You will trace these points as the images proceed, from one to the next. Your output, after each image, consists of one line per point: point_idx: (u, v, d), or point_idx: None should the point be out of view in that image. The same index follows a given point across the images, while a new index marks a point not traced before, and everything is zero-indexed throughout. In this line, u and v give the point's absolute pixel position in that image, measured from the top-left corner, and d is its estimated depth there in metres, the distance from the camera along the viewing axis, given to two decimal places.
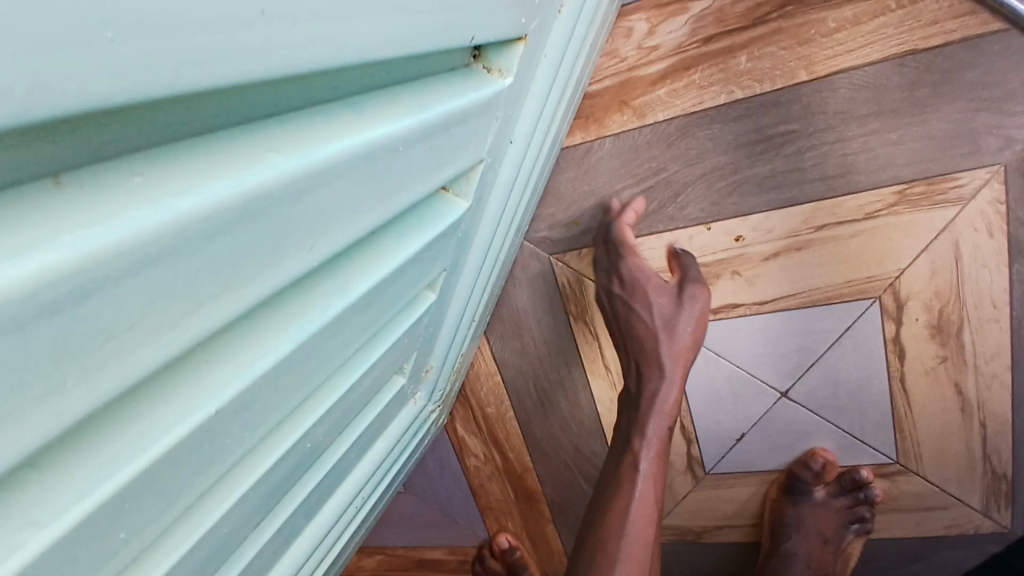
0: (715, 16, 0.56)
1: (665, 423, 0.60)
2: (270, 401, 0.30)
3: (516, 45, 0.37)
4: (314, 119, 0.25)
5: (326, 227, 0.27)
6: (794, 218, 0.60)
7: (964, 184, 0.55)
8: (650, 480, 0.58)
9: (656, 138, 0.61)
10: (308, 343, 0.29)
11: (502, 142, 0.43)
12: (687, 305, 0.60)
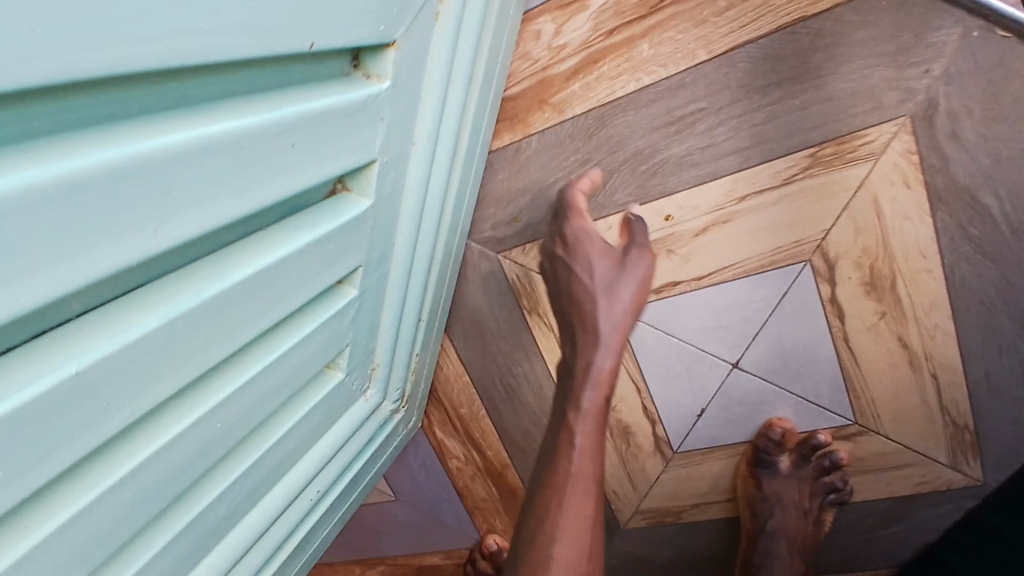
0: (615, 10, 0.59)
1: (602, 394, 0.54)
2: (157, 371, 0.32)
3: (387, 50, 0.41)
4: (165, 117, 0.28)
5: (192, 208, 0.30)
6: (716, 192, 0.62)
7: (873, 140, 0.57)
8: (588, 453, 0.53)
9: (578, 131, 0.64)
10: (187, 319, 0.32)
11: (403, 144, 0.47)
12: (630, 267, 0.56)
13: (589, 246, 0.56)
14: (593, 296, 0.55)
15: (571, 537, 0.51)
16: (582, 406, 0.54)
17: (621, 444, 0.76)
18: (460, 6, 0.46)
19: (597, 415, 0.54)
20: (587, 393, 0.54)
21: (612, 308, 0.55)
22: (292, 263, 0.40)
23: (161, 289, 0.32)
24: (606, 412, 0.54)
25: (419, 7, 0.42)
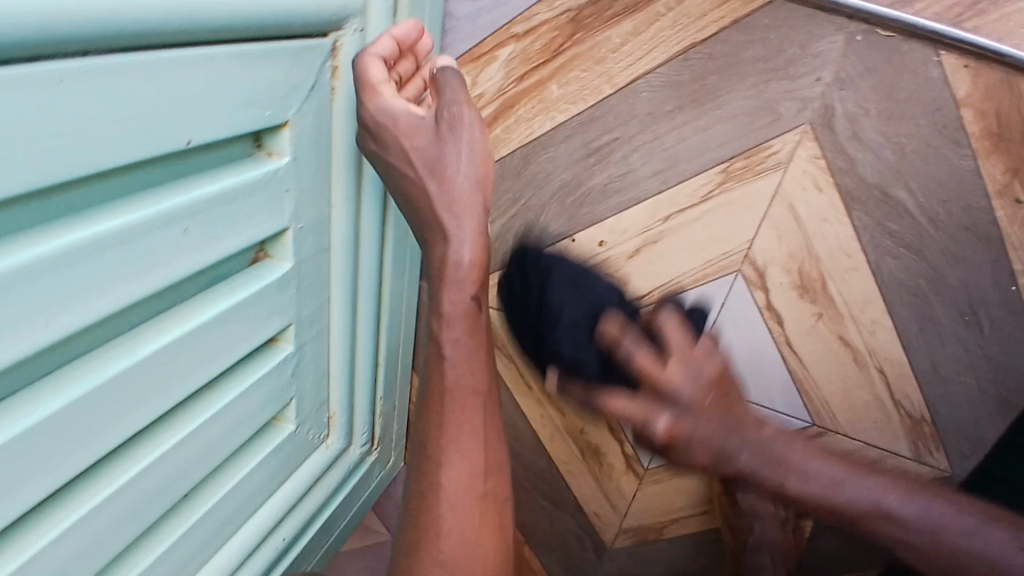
0: (522, 56, 0.62)
1: (466, 290, 0.54)
2: (73, 444, 0.36)
3: (282, 129, 0.45)
4: (50, 227, 0.32)
5: (81, 299, 0.34)
6: (642, 214, 0.64)
7: (778, 150, 0.59)
8: (463, 364, 0.54)
9: (506, 171, 0.67)
10: (95, 394, 0.36)
11: (319, 209, 0.50)
12: (452, 138, 0.53)
13: (396, 126, 0.50)
14: (421, 174, 0.52)
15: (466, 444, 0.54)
16: (445, 311, 0.54)
17: (595, 465, 0.78)
18: (357, 76, 0.50)
19: (467, 325, 0.54)
20: (449, 294, 0.54)
21: (449, 193, 0.53)
22: (211, 331, 0.43)
23: (67, 369, 0.36)
24: (476, 310, 0.54)
25: (309, 86, 0.45)
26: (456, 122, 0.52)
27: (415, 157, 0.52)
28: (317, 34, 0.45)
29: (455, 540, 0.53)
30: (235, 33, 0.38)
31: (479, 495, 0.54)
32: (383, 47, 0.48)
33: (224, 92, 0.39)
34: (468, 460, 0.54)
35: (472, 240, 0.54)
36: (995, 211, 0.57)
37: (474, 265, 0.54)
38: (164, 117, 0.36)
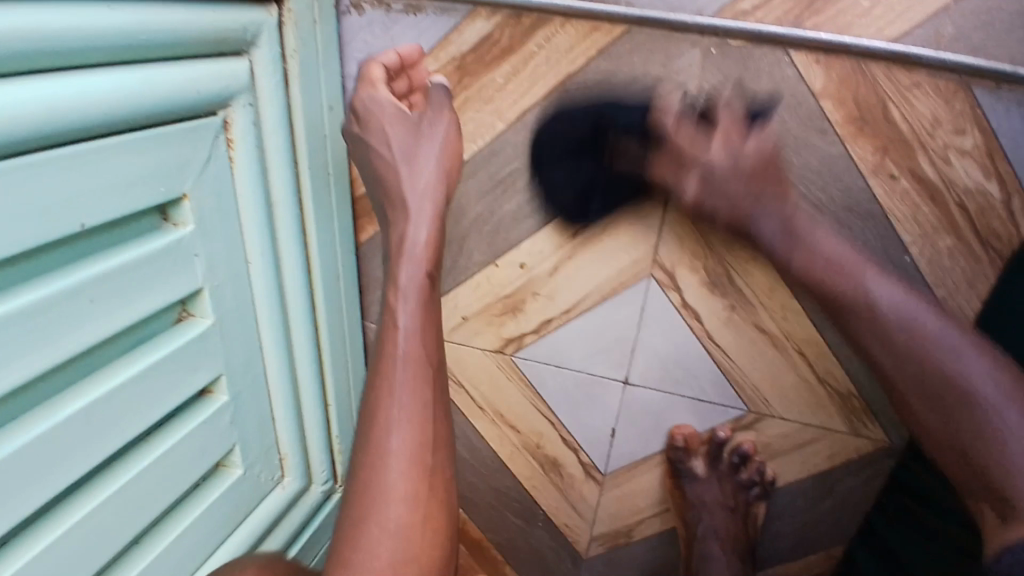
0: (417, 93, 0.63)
1: (422, 266, 0.59)
2: (11, 497, 0.41)
3: (183, 202, 0.51)
4: None
5: (3, 366, 0.39)
6: (554, 234, 0.69)
7: (662, 160, 0.63)
8: (417, 332, 0.57)
9: None
10: (26, 450, 0.41)
11: (235, 265, 0.56)
12: (427, 134, 0.60)
13: (382, 115, 0.58)
14: (394, 160, 0.60)
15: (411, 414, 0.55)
16: (400, 283, 0.58)
17: (556, 476, 0.81)
18: (254, 144, 0.56)
19: (420, 293, 0.59)
20: (404, 269, 0.59)
21: (416, 176, 0.60)
22: (137, 387, 0.49)
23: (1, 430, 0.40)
24: (427, 286, 0.59)
25: (204, 160, 0.51)
26: (433, 125, 0.59)
27: (392, 145, 0.59)
28: (206, 114, 0.51)
29: (405, 506, 0.52)
30: (130, 126, 0.44)
31: (421, 465, 0.54)
32: (389, 57, 0.60)
33: (127, 176, 0.45)
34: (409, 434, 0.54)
35: (427, 222, 0.59)
36: (872, 188, 0.60)
37: (427, 246, 0.59)
38: (75, 205, 0.41)
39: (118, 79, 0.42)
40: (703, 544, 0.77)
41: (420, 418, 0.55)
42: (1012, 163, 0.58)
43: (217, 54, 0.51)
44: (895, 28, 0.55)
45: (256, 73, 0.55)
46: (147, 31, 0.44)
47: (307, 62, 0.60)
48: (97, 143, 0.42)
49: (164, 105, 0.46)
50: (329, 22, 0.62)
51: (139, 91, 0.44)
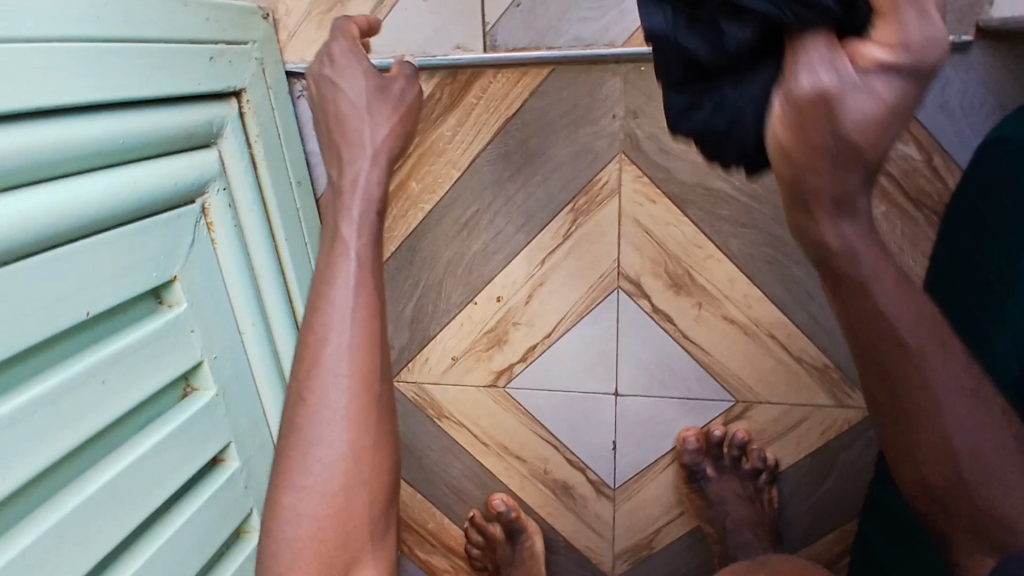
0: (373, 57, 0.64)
1: (370, 201, 0.57)
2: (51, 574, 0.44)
3: (173, 283, 0.55)
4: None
5: (32, 450, 0.43)
6: (523, 264, 0.73)
7: (607, 180, 0.69)
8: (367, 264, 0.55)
9: (401, 264, 0.76)
10: (59, 527, 0.44)
11: (230, 337, 0.61)
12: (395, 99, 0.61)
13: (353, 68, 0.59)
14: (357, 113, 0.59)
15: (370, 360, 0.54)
16: (351, 215, 0.56)
17: (568, 499, 0.83)
18: (233, 224, 0.61)
19: (372, 229, 0.57)
20: (354, 204, 0.57)
21: (378, 125, 0.59)
22: (152, 460, 0.52)
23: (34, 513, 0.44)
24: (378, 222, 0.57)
25: (188, 243, 0.57)
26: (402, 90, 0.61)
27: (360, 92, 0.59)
28: (185, 202, 0.57)
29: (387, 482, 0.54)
30: (116, 220, 0.50)
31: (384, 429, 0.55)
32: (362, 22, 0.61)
33: (116, 265, 0.50)
34: (360, 400, 0.52)
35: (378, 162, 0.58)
36: None
37: (380, 183, 0.58)
38: (75, 295, 0.46)
39: (100, 180, 0.48)
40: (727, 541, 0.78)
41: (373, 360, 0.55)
42: (924, 125, 0.63)
43: (186, 148, 0.57)
44: None
45: (225, 161, 0.61)
46: (121, 137, 0.50)
47: (270, 146, 0.67)
48: (91, 239, 0.48)
49: (144, 198, 0.52)
50: (286, 108, 0.70)
51: (121, 189, 0.49)
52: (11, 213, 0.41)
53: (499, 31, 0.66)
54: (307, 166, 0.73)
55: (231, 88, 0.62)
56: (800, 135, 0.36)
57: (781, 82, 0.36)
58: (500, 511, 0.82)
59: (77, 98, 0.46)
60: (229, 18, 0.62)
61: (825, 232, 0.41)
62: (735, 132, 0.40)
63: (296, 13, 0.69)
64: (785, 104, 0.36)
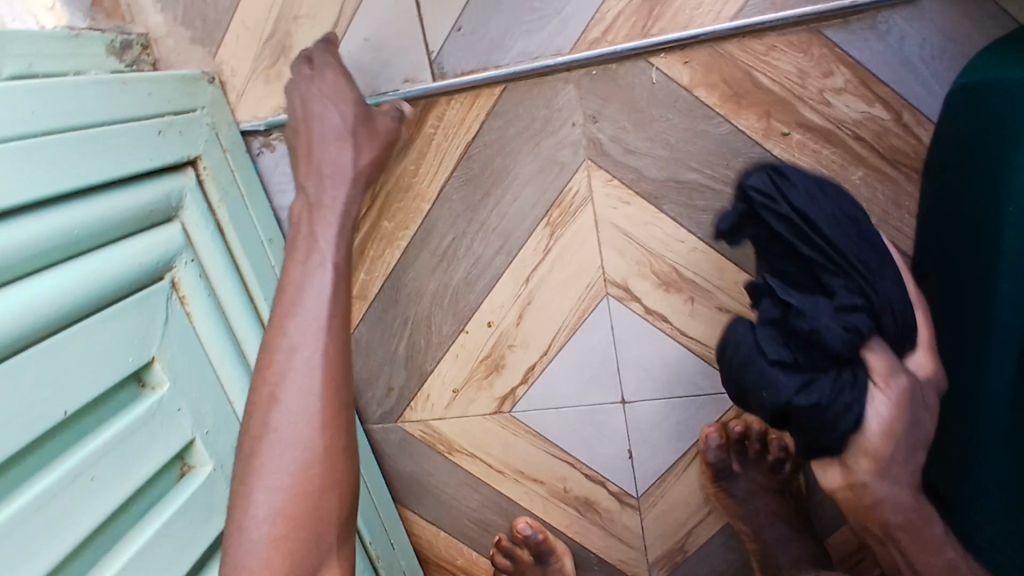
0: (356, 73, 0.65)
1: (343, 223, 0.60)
2: None
3: (153, 364, 0.54)
4: None
5: (24, 561, 0.41)
6: (508, 287, 0.72)
7: (578, 189, 0.67)
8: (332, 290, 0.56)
9: (386, 304, 0.75)
10: None
11: (220, 408, 0.60)
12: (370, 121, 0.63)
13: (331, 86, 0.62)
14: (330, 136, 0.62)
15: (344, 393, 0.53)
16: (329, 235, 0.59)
17: (593, 515, 0.81)
18: (205, 294, 0.60)
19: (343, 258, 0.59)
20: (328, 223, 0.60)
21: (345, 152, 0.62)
22: (156, 548, 0.51)
23: None
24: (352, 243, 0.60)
25: (162, 320, 0.56)
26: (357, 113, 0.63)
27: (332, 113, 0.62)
28: (154, 280, 0.56)
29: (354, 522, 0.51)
30: (85, 311, 0.49)
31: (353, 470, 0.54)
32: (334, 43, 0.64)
33: (91, 357, 0.49)
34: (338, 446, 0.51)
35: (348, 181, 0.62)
36: (771, 150, 0.63)
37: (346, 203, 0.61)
38: (50, 395, 0.45)
39: (63, 274, 0.47)
40: (763, 538, 0.76)
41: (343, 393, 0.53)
42: (888, 85, 0.61)
43: (147, 226, 0.56)
44: (731, 7, 0.60)
45: (190, 232, 0.61)
46: (78, 227, 0.49)
47: (234, 208, 0.66)
48: (61, 335, 0.47)
49: (111, 284, 0.51)
50: (246, 167, 0.69)
51: (86, 279, 0.49)
52: None
53: (444, 58, 0.65)
54: (276, 221, 0.72)
55: (186, 158, 0.61)
56: (891, 432, 0.54)
57: (877, 379, 0.53)
58: (525, 536, 0.80)
59: (32, 195, 0.45)
60: (173, 89, 0.62)
61: (876, 487, 0.56)
62: (835, 431, 0.54)
63: (241, 71, 0.68)
64: (886, 406, 0.53)
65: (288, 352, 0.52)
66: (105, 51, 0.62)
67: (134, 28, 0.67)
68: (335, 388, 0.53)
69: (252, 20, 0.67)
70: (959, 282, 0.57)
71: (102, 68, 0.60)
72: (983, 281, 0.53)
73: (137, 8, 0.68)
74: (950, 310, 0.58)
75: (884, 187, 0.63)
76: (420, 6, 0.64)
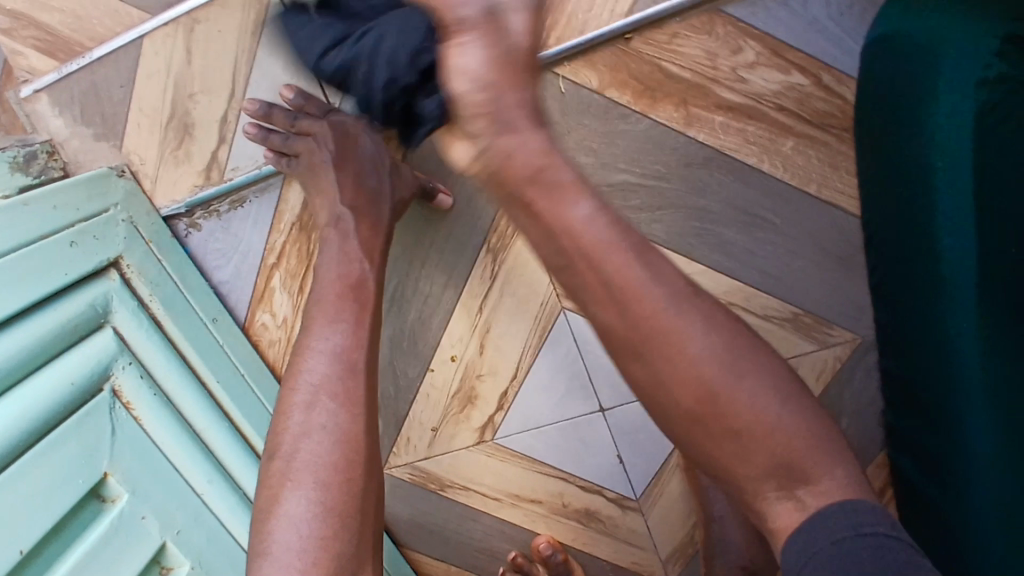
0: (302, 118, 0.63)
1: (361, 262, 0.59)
2: None
3: (108, 479, 0.53)
4: None
5: None
6: (464, 318, 0.71)
7: (512, 211, 0.66)
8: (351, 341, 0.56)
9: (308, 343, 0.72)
10: None
11: (186, 504, 0.58)
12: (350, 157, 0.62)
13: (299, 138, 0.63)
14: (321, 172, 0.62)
15: (347, 440, 0.52)
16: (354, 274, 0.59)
17: (596, 524, 0.79)
18: (151, 394, 0.59)
19: (334, 306, 0.57)
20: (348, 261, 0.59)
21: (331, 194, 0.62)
22: None
23: None
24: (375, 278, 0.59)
25: (110, 433, 0.54)
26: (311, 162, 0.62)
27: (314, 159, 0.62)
28: (92, 394, 0.55)
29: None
30: (31, 437, 0.47)
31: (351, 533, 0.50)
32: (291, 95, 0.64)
33: (48, 482, 0.47)
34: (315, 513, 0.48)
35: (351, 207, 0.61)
36: (695, 137, 0.62)
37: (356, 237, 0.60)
38: (12, 526, 0.43)
39: (2, 404, 0.46)
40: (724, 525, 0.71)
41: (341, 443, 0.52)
42: (802, 51, 0.59)
43: (76, 341, 0.55)
44: (622, 3, 0.59)
45: (123, 335, 0.60)
46: (11, 355, 0.48)
47: (168, 297, 0.65)
48: (13, 465, 0.45)
49: (49, 406, 0.49)
50: (174, 252, 0.68)
51: (24, 407, 0.47)
52: None
53: (344, 106, 0.66)
54: (218, 299, 0.71)
55: (106, 261, 0.60)
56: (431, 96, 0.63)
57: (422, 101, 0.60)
58: (546, 555, 0.77)
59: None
60: (80, 194, 0.60)
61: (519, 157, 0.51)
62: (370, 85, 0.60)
63: (150, 157, 0.67)
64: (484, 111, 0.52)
65: (305, 403, 0.53)
66: (9, 169, 0.60)
67: (38, 137, 0.66)
68: (346, 431, 0.52)
69: (149, 106, 0.66)
70: (890, 235, 0.56)
71: (8, 188, 0.58)
72: (918, 229, 0.52)
73: (36, 116, 0.66)
74: (888, 263, 0.57)
75: (818, 152, 0.62)
76: None
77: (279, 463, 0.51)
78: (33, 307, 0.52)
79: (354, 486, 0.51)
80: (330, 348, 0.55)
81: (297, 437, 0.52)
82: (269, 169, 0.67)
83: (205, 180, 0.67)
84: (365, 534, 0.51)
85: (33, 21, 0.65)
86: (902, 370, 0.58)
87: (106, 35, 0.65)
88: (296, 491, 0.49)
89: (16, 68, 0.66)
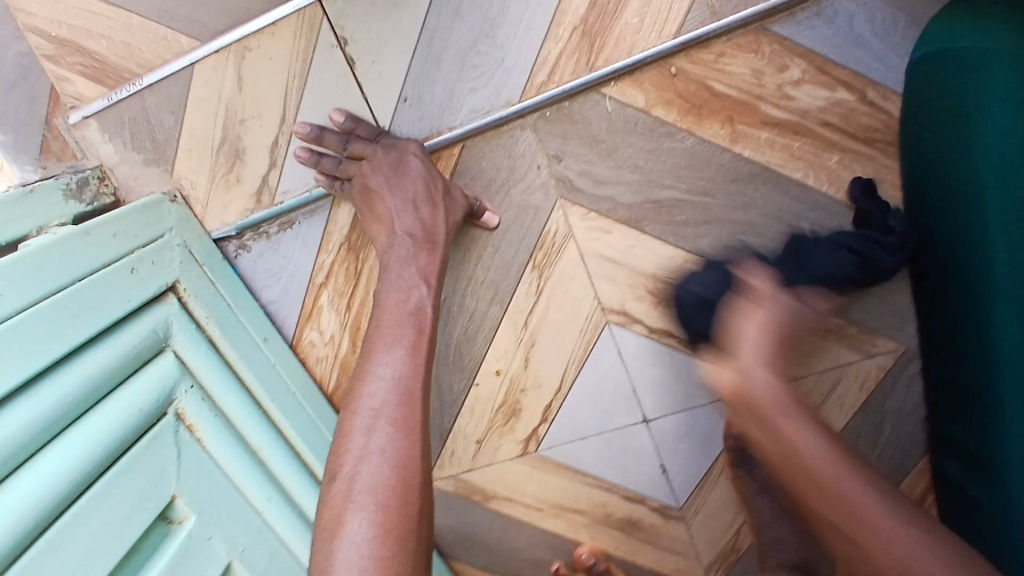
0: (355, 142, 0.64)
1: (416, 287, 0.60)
2: None
3: (175, 501, 0.54)
4: None
5: None
6: (509, 333, 0.72)
7: (557, 230, 0.67)
8: (405, 364, 0.57)
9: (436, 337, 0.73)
10: None
11: (248, 523, 0.59)
12: (401, 177, 0.63)
13: (356, 161, 0.65)
14: (375, 196, 0.63)
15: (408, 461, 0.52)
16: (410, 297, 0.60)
17: (639, 533, 0.80)
18: (212, 416, 0.61)
19: (393, 328, 0.58)
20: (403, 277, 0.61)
21: (382, 219, 0.64)
22: None
23: None
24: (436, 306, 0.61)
25: (175, 455, 0.55)
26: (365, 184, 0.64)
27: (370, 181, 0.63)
28: (157, 418, 0.56)
29: None
30: (106, 462, 0.48)
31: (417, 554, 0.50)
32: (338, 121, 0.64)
33: (122, 506, 0.48)
34: (381, 534, 0.48)
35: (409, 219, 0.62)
36: (742, 153, 0.63)
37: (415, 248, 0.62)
38: (93, 551, 0.44)
39: (77, 433, 0.47)
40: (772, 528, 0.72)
41: (400, 466, 0.52)
42: (846, 67, 0.60)
43: (140, 365, 0.56)
44: (671, 27, 0.60)
45: (183, 357, 0.61)
46: (82, 383, 0.49)
47: (222, 319, 0.66)
48: (89, 490, 0.46)
49: (120, 432, 0.50)
50: (225, 275, 0.69)
51: (98, 435, 0.48)
52: (17, 505, 0.39)
53: (397, 128, 0.65)
54: (267, 318, 0.72)
55: (164, 285, 0.61)
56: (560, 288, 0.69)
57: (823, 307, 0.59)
58: (590, 565, 0.78)
59: (36, 362, 0.45)
60: (138, 221, 0.62)
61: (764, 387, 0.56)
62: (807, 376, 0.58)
63: (201, 181, 0.68)
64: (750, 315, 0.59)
65: (365, 427, 0.53)
66: (63, 197, 0.60)
67: (88, 163, 0.67)
68: (408, 454, 0.53)
69: (200, 131, 0.67)
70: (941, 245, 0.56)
71: (63, 216, 0.59)
72: (967, 241, 0.52)
73: (87, 142, 0.67)
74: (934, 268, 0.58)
75: (863, 165, 0.62)
76: (362, 85, 0.65)
77: (339, 486, 0.51)
78: (100, 334, 0.53)
79: (410, 510, 0.51)
80: (390, 373, 0.56)
81: (357, 459, 0.52)
82: (318, 192, 0.69)
83: (255, 203, 0.69)
84: (421, 554, 0.50)
85: (80, 48, 0.65)
86: (951, 382, 0.58)
87: (155, 62, 0.66)
88: (357, 513, 0.49)
89: (63, 94, 0.67)
